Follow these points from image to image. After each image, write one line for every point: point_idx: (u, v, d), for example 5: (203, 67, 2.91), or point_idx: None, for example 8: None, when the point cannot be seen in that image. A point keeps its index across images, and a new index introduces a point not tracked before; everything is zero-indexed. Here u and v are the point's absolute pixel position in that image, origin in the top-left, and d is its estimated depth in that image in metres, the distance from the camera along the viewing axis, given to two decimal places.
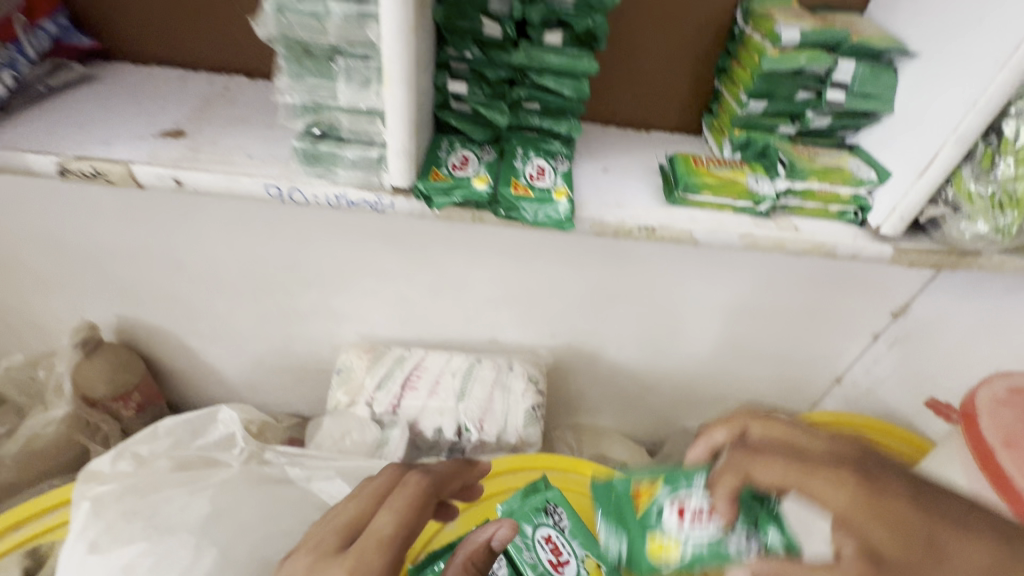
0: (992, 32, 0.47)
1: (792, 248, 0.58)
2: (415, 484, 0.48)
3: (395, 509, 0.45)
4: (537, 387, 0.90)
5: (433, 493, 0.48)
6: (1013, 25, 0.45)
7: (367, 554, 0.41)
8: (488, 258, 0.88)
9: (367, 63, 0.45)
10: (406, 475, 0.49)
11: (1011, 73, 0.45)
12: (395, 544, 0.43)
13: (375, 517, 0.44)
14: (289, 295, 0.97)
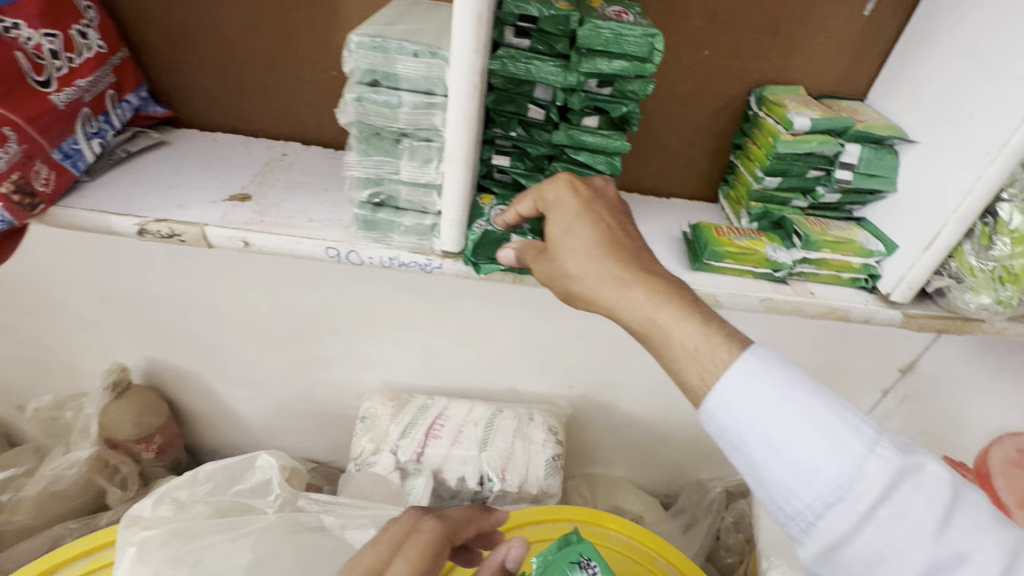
0: (982, 127, 0.53)
1: (808, 312, 0.62)
2: (431, 531, 0.46)
3: (409, 561, 0.43)
4: (556, 437, 0.93)
5: (446, 543, 0.47)
6: (1001, 123, 0.51)
7: None
8: (512, 311, 0.92)
9: (429, 144, 0.51)
10: (421, 521, 0.47)
11: (1002, 164, 0.51)
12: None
13: (391, 566, 0.42)
14: (317, 342, 1.00)
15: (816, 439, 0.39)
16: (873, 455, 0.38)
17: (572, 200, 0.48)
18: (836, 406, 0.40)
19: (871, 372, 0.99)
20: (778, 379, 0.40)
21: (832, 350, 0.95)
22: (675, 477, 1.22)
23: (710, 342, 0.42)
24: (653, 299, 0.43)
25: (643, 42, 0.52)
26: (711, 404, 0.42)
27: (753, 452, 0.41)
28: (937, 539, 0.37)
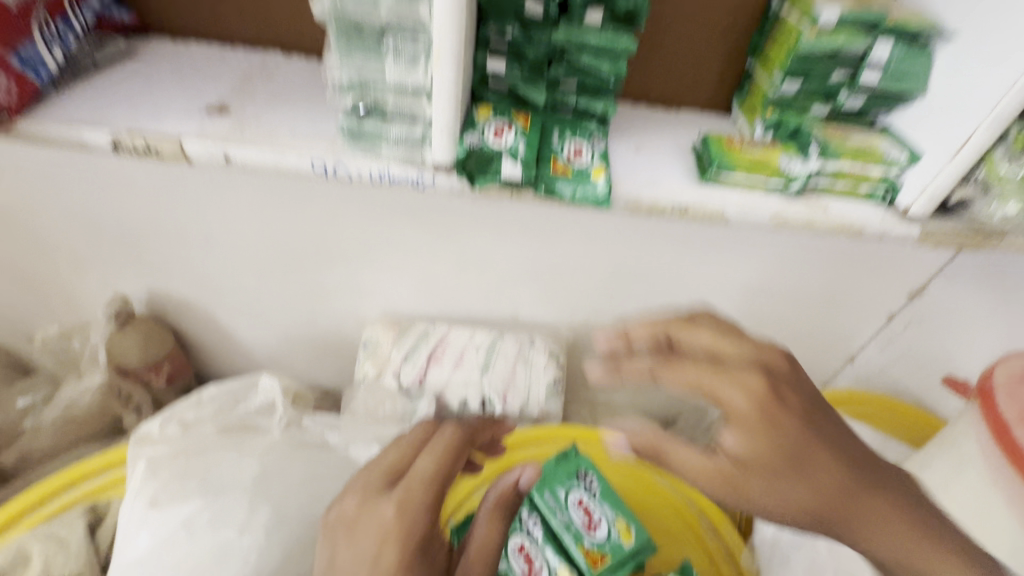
0: None
1: (821, 227, 0.60)
2: (449, 435, 0.53)
3: (433, 454, 0.50)
4: (558, 362, 0.94)
5: (466, 444, 0.54)
6: None
7: (414, 491, 0.45)
8: (512, 237, 0.90)
9: (414, 41, 0.46)
10: (440, 428, 0.55)
11: None
12: (440, 479, 0.47)
13: (415, 462, 0.49)
14: (316, 271, 0.99)
15: None
16: None
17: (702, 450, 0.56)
18: None
19: (878, 297, 0.97)
20: None
21: (840, 273, 0.93)
22: (675, 402, 1.25)
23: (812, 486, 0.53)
24: None
25: None
26: None
27: None
28: None
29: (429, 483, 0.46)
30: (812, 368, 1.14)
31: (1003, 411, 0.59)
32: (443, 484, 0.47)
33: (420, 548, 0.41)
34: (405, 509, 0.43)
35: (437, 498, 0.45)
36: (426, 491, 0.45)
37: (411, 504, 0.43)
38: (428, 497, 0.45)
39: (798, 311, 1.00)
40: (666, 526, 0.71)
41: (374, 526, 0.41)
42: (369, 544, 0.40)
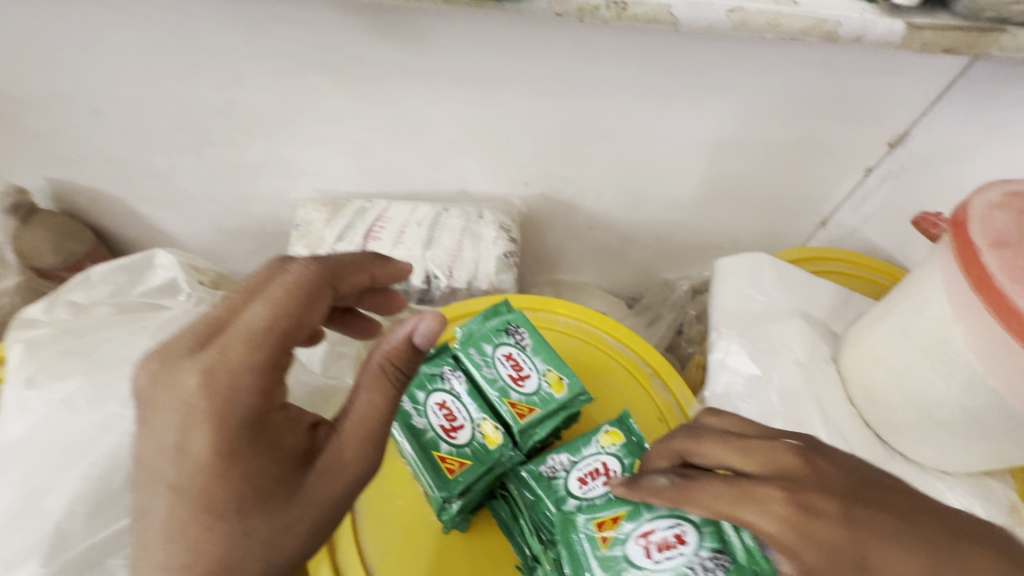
0: None
1: (787, 28, 0.49)
2: (296, 274, 0.45)
3: (266, 302, 0.43)
4: (508, 235, 0.87)
5: (323, 284, 0.46)
6: None
7: (230, 352, 0.41)
8: (447, 90, 0.78)
9: None
10: (288, 265, 0.46)
11: None
12: (271, 337, 0.42)
13: (248, 309, 0.43)
14: (232, 147, 0.87)
15: None
16: None
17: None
18: None
19: (856, 147, 0.88)
20: None
21: (818, 120, 0.83)
22: (642, 279, 1.21)
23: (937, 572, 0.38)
24: None
25: None
26: None
27: None
28: None
29: (253, 347, 0.41)
30: (783, 235, 1.08)
31: (974, 240, 0.53)
32: (274, 345, 0.42)
33: (244, 427, 0.41)
34: (211, 383, 0.40)
35: (258, 362, 0.41)
36: (246, 358, 0.41)
37: (219, 377, 0.40)
38: (245, 366, 0.41)
39: (768, 168, 0.92)
40: (616, 386, 0.69)
41: (178, 406, 0.40)
42: (174, 432, 0.40)
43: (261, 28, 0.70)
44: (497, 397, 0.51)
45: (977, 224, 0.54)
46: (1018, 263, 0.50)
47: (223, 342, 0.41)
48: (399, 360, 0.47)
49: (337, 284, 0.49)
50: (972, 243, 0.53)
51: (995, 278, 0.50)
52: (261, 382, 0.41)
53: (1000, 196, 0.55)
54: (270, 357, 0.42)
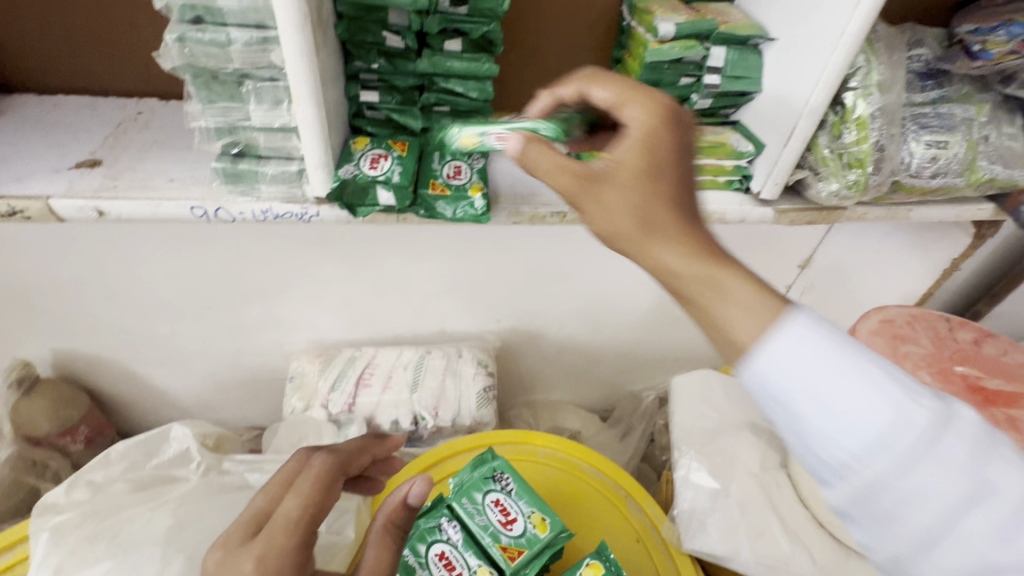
0: (827, 15, 0.53)
1: None
2: (319, 465, 0.54)
3: (299, 492, 0.51)
4: (486, 369, 0.97)
5: (339, 471, 0.55)
6: (840, 10, 0.52)
7: (276, 538, 0.47)
8: (427, 252, 0.91)
9: (275, 84, 0.49)
10: (311, 458, 0.56)
11: (843, 55, 0.53)
12: (305, 521, 0.49)
13: (283, 501, 0.50)
14: (231, 310, 0.97)
15: (858, 387, 0.35)
16: (915, 402, 0.34)
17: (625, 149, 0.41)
18: (883, 362, 0.36)
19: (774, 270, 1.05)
20: (859, 367, 0.35)
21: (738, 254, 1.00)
22: (611, 392, 1.30)
23: (759, 311, 0.37)
24: (715, 258, 0.38)
25: None
26: (749, 360, 0.37)
27: (806, 415, 0.36)
28: (965, 471, 0.34)
29: (292, 533, 0.48)
30: None
31: None
32: (307, 527, 0.49)
33: None
34: (263, 569, 0.45)
35: (299, 544, 0.47)
36: (289, 541, 0.47)
37: (271, 560, 0.45)
38: (289, 548, 0.46)
39: None
40: (595, 512, 0.76)
41: None
42: None
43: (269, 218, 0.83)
44: (490, 542, 0.58)
45: (865, 348, 0.66)
46: None
47: (268, 531, 0.47)
48: (400, 520, 0.55)
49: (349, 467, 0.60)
50: None
51: None
52: (300, 561, 0.46)
53: (877, 322, 0.68)
54: (306, 538, 0.48)
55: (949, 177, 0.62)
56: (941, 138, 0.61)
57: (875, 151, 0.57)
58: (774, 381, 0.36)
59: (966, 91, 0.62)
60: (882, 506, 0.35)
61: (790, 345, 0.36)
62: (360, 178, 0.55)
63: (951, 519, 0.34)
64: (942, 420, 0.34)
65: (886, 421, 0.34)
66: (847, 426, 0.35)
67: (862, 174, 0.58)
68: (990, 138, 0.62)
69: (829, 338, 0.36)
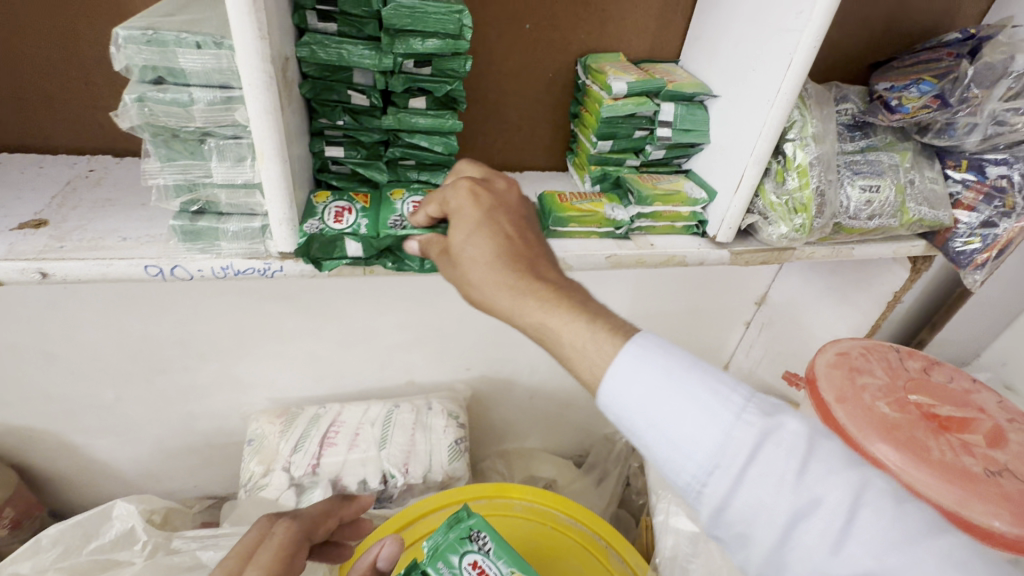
0: (764, 75, 0.58)
1: (651, 262, 0.66)
2: (281, 535, 0.52)
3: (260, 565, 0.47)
4: (457, 421, 0.95)
5: (301, 542, 0.53)
6: (775, 71, 0.57)
7: None
8: (393, 303, 0.90)
9: (239, 142, 0.49)
10: (272, 529, 0.53)
11: (780, 110, 0.57)
12: None
13: None
14: (184, 371, 0.91)
15: (691, 413, 0.40)
16: (741, 421, 0.39)
17: (474, 208, 0.48)
18: (711, 379, 0.41)
19: (733, 307, 1.09)
20: (681, 391, 0.40)
21: (699, 292, 1.04)
22: (584, 436, 1.29)
23: (601, 342, 0.42)
24: (560, 303, 0.43)
25: (451, 19, 0.52)
26: (601, 390, 0.43)
27: (651, 441, 0.41)
28: (797, 488, 0.37)
29: None
30: None
31: (823, 395, 0.67)
32: None
33: None
34: None
35: None
36: None
37: None
38: None
39: (671, 331, 1.10)
40: (575, 566, 0.73)
41: None
42: None
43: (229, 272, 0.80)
44: None
45: (825, 382, 0.68)
46: (858, 410, 0.65)
47: None
48: None
49: (311, 535, 0.57)
50: (823, 397, 0.67)
51: (846, 427, 0.63)
52: None
53: (833, 356, 0.71)
54: None
55: (885, 218, 0.67)
56: (873, 182, 0.66)
57: (817, 196, 0.62)
58: (620, 408, 0.42)
59: (889, 140, 0.69)
60: (735, 525, 0.38)
61: (627, 374, 0.41)
62: (328, 233, 0.54)
63: (788, 530, 0.37)
64: (762, 433, 0.38)
65: (713, 439, 0.39)
66: (671, 439, 0.40)
67: (807, 217, 0.62)
68: (915, 181, 0.68)
69: (660, 364, 0.41)
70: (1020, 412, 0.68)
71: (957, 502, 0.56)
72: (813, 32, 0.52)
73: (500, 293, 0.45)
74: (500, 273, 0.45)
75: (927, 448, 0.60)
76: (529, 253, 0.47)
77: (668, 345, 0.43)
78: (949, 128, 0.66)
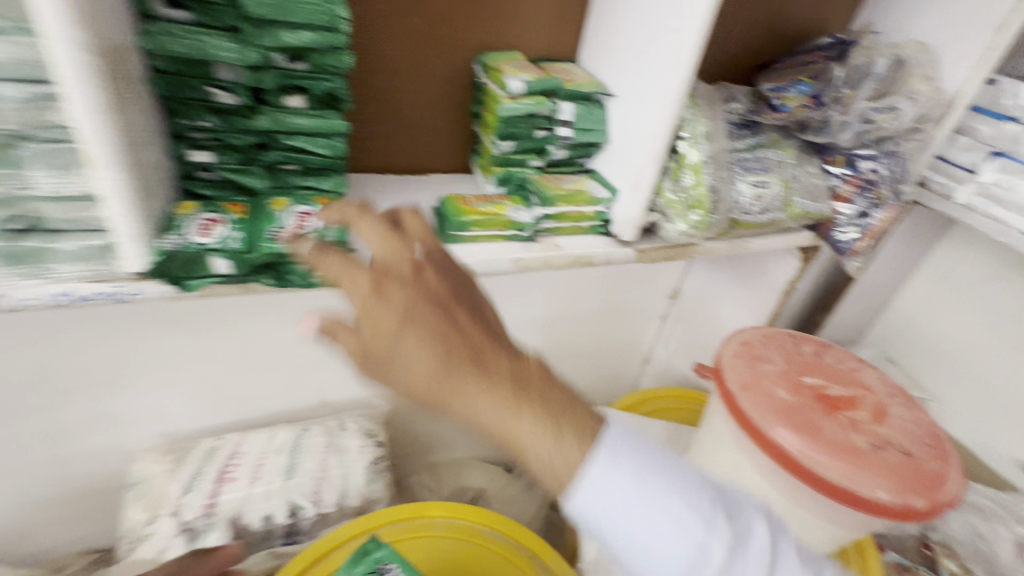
0: (655, 74, 0.59)
1: (557, 264, 0.65)
2: None
3: None
4: (374, 439, 0.90)
5: None
6: (664, 71, 0.58)
7: None
8: (296, 319, 0.84)
9: (64, 147, 0.41)
10: None
11: (671, 109, 0.58)
12: None
13: None
14: (45, 412, 0.79)
15: (663, 524, 0.39)
16: (711, 532, 0.39)
17: (415, 307, 0.40)
18: (680, 485, 0.40)
19: (647, 302, 1.12)
20: (651, 500, 0.39)
21: (615, 289, 1.05)
22: None
23: (569, 455, 0.39)
24: (524, 414, 0.39)
25: (323, 11, 0.48)
26: (571, 503, 0.39)
27: (621, 549, 0.40)
28: None
29: None
30: (619, 376, 1.26)
31: (727, 384, 0.69)
32: None
33: None
34: None
35: None
36: None
37: None
38: None
39: (590, 329, 1.11)
40: None
41: None
42: None
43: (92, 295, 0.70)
44: None
45: (728, 372, 0.71)
46: (759, 396, 0.67)
47: None
48: None
49: None
50: (727, 385, 0.69)
51: (747, 412, 0.65)
52: None
53: (736, 346, 0.74)
54: None
55: (774, 212, 0.70)
56: (762, 178, 0.69)
57: (710, 193, 0.63)
58: (589, 517, 0.40)
59: (774, 137, 0.72)
60: None
61: (596, 488, 0.39)
62: (187, 247, 0.49)
63: None
64: (732, 546, 0.39)
65: (686, 553, 0.38)
66: (641, 547, 0.39)
67: (704, 213, 0.64)
68: (799, 176, 0.71)
69: (630, 469, 0.40)
70: (897, 386, 0.74)
71: (849, 479, 0.59)
72: (696, 30, 0.53)
73: (450, 403, 0.39)
74: (454, 387, 0.39)
75: (821, 429, 0.63)
76: (477, 349, 0.40)
77: (638, 451, 0.41)
78: (825, 125, 0.70)
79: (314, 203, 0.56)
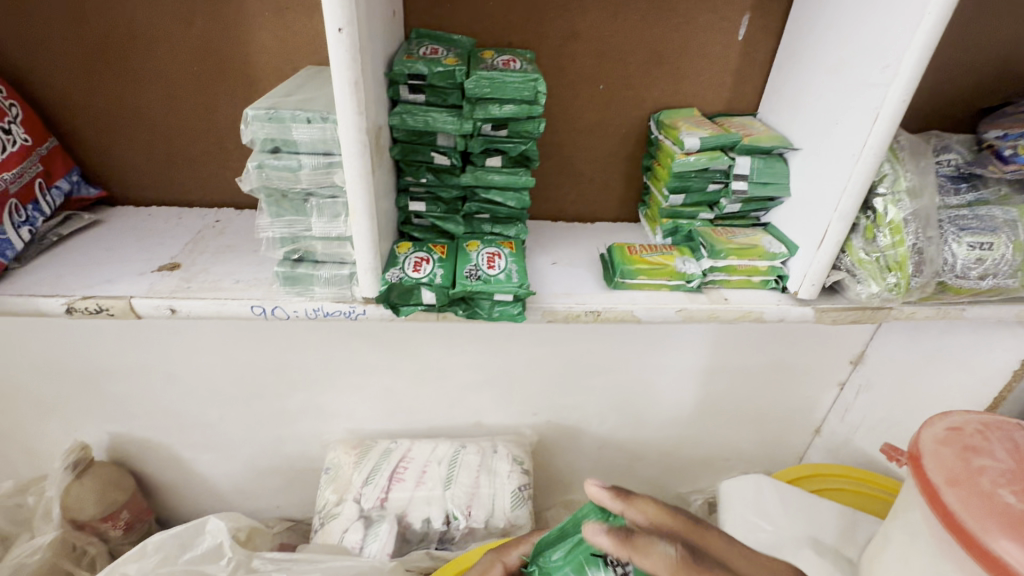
0: (843, 135, 0.57)
1: (724, 317, 0.65)
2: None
3: None
4: (522, 466, 0.92)
5: None
6: (856, 131, 0.55)
7: None
8: (465, 347, 0.85)
9: (335, 200, 0.55)
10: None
11: (866, 166, 0.54)
12: None
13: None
14: (275, 398, 0.89)
15: None
16: None
17: None
18: None
19: (822, 368, 0.93)
20: None
21: (788, 346, 0.90)
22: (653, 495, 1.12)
23: None
24: None
25: (526, 86, 0.56)
26: None
27: None
28: None
29: None
30: (782, 445, 1.06)
31: (930, 477, 0.53)
32: None
33: None
34: None
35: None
36: None
37: None
38: None
39: (755, 388, 0.95)
40: None
41: None
42: None
43: (286, 333, 0.81)
44: None
45: (931, 462, 0.54)
46: (976, 496, 0.50)
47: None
48: None
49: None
50: (929, 479, 0.53)
51: (957, 516, 0.49)
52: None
53: (942, 431, 0.56)
54: None
55: (999, 278, 0.60)
56: (983, 239, 0.59)
57: (913, 254, 0.59)
58: None
59: (1004, 193, 0.62)
60: None
61: None
62: (405, 278, 0.58)
63: None
64: None
65: None
66: None
67: (902, 274, 0.59)
68: None
69: None
70: None
71: None
72: (902, 87, 0.50)
73: None
74: None
75: None
76: None
77: None
78: None
79: (501, 245, 0.62)
